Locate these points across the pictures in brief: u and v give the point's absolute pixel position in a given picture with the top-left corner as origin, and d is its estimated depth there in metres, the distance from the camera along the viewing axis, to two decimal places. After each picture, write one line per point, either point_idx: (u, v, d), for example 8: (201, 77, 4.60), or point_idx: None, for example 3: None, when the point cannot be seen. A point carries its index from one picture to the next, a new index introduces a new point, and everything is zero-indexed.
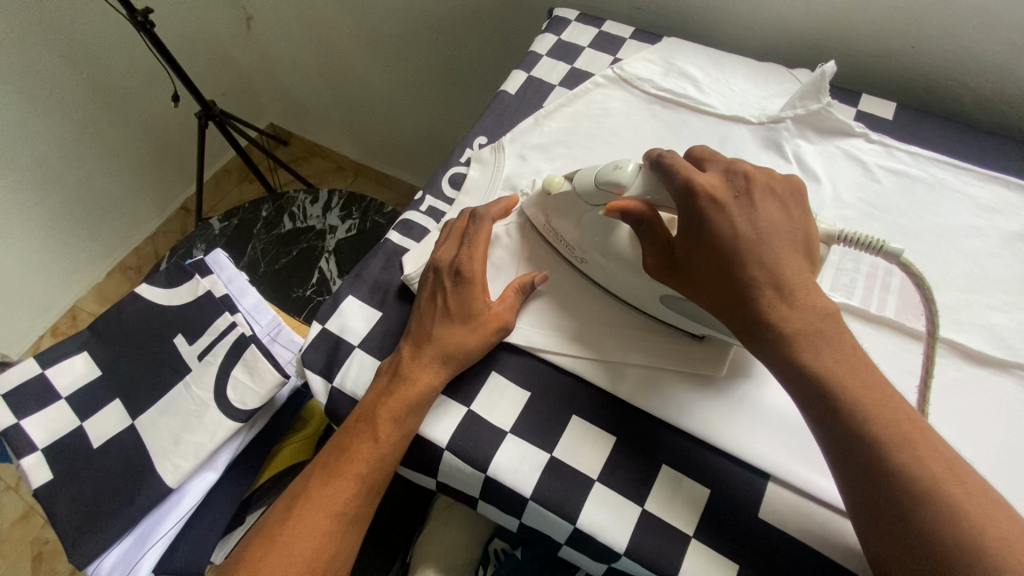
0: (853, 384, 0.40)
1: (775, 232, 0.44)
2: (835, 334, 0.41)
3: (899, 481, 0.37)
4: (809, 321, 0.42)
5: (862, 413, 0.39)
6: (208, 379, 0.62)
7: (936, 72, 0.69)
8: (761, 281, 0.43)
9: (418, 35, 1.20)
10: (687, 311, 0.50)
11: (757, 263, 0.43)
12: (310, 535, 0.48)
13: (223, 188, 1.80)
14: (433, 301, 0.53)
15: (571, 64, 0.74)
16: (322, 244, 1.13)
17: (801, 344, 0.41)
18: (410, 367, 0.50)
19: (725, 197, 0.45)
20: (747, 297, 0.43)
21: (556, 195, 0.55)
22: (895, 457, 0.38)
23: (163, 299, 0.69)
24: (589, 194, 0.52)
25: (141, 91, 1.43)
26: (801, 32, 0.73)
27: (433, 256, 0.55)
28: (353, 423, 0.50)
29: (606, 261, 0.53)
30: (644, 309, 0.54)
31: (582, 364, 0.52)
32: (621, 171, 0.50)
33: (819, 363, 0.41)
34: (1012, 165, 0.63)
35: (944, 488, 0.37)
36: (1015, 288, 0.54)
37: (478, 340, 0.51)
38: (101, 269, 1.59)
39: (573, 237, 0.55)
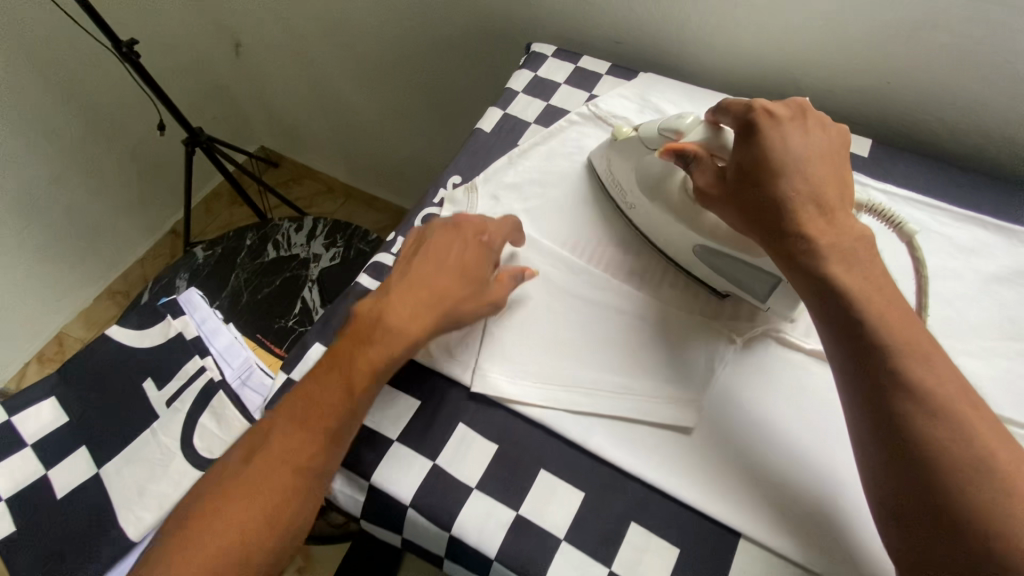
0: (874, 292, 0.44)
1: (822, 160, 0.49)
2: (867, 254, 0.45)
3: (912, 383, 0.40)
4: (845, 238, 0.46)
5: (886, 319, 0.43)
6: (175, 427, 0.61)
7: (911, 109, 0.69)
8: (803, 198, 0.47)
9: (401, 62, 1.20)
10: (712, 264, 0.55)
11: (802, 181, 0.48)
12: (259, 490, 0.45)
13: (214, 212, 1.79)
14: (438, 246, 0.53)
15: (547, 100, 0.74)
16: (305, 273, 1.12)
17: (829, 257, 0.45)
18: (396, 315, 0.50)
19: (781, 118, 0.50)
20: (784, 209, 0.47)
21: (623, 141, 0.61)
22: (909, 368, 0.41)
23: (134, 341, 0.68)
24: (650, 139, 0.57)
25: (129, 118, 1.43)
26: (777, 67, 0.73)
27: (440, 219, 0.56)
28: (329, 367, 0.49)
29: (651, 206, 0.59)
30: (678, 261, 0.59)
31: (555, 414, 0.51)
32: (683, 119, 0.55)
33: (847, 273, 0.45)
34: (989, 203, 0.62)
35: (954, 405, 0.40)
36: (992, 332, 0.53)
37: (462, 303, 0.51)
38: (90, 293, 1.58)
39: (627, 179, 0.61)
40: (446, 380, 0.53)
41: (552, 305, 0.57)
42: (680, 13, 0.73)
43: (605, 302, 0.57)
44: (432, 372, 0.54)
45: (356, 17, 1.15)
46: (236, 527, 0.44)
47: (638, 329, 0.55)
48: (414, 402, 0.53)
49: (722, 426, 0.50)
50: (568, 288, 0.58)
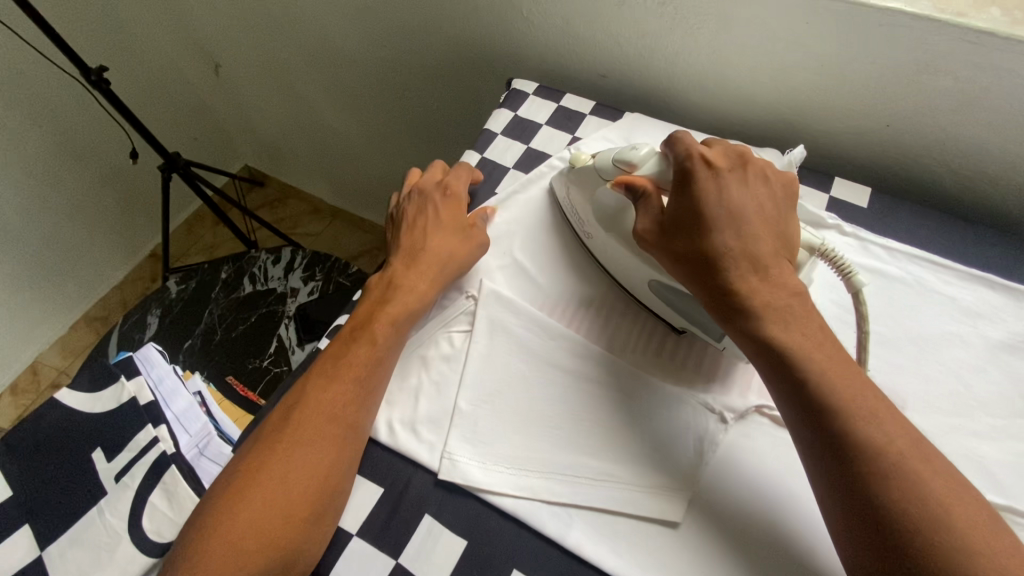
0: (812, 351, 0.42)
1: (754, 208, 0.47)
2: (799, 307, 0.44)
3: (862, 449, 0.38)
4: (780, 295, 0.44)
5: (828, 384, 0.41)
6: (123, 506, 0.56)
7: (912, 156, 0.65)
8: (737, 251, 0.45)
9: (384, 91, 1.10)
10: (667, 298, 0.53)
11: (736, 235, 0.46)
12: (311, 439, 0.46)
13: (197, 234, 1.64)
14: (420, 211, 0.61)
15: (526, 144, 0.70)
16: (282, 309, 1.07)
17: (766, 320, 0.44)
18: (408, 277, 0.56)
19: (721, 165, 0.48)
20: (725, 265, 0.45)
21: (579, 168, 0.58)
22: (856, 429, 0.39)
23: (86, 406, 0.64)
24: (605, 172, 0.54)
25: (103, 139, 1.28)
26: (772, 109, 0.68)
27: (417, 190, 0.63)
28: (349, 333, 0.52)
29: (607, 238, 0.56)
30: (637, 295, 0.57)
31: (531, 506, 0.47)
32: (635, 151, 0.52)
33: (786, 336, 0.43)
34: (996, 260, 0.58)
35: (911, 466, 0.37)
36: (1004, 409, 0.49)
37: (468, 248, 0.58)
38: (64, 322, 1.42)
39: (584, 209, 0.58)
40: (411, 464, 0.50)
41: (531, 377, 0.52)
42: (666, 51, 0.69)
43: (587, 375, 0.53)
44: (393, 454, 0.50)
45: (330, 42, 1.05)
46: (300, 478, 0.44)
47: (623, 405, 0.51)
48: (376, 489, 0.49)
49: (701, 500, 0.47)
50: (548, 359, 0.53)
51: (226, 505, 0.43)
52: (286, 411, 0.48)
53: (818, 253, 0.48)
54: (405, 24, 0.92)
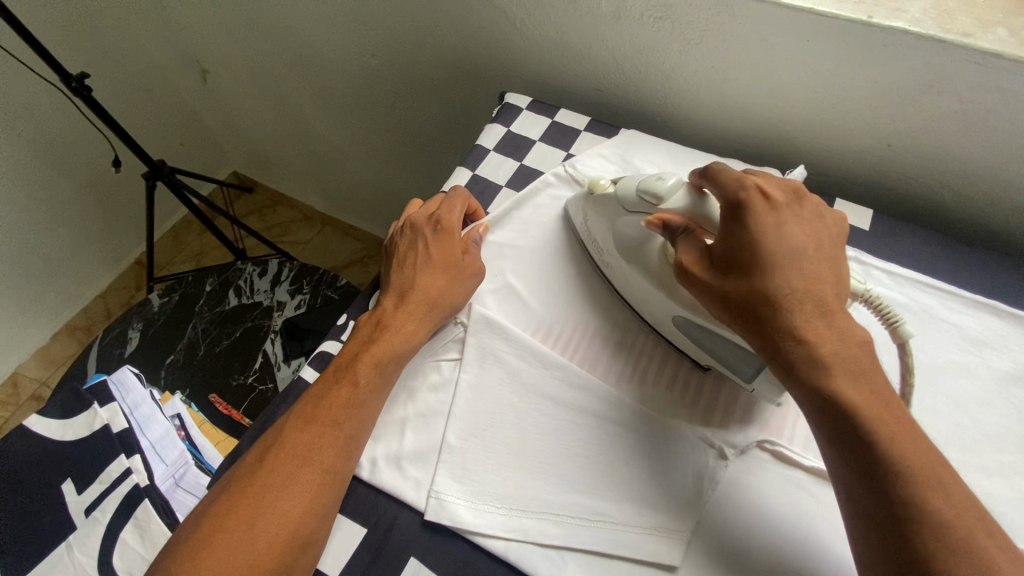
0: (882, 412, 0.39)
1: (811, 252, 0.43)
2: (864, 360, 0.40)
3: (930, 523, 0.36)
4: (845, 347, 0.40)
5: (896, 446, 0.38)
6: (93, 543, 0.53)
7: (913, 177, 0.63)
8: (800, 299, 0.41)
9: (374, 99, 1.08)
10: (692, 335, 0.51)
11: (798, 277, 0.42)
12: (286, 486, 0.43)
13: (183, 240, 1.60)
14: (411, 247, 0.57)
15: (520, 160, 0.69)
16: (268, 323, 1.05)
17: (833, 373, 0.40)
18: (395, 317, 0.52)
19: (774, 202, 0.44)
20: (785, 308, 0.41)
21: (600, 196, 0.55)
22: (923, 498, 0.36)
23: (58, 433, 0.61)
24: (629, 202, 0.52)
25: (85, 146, 1.24)
26: (773, 126, 0.67)
27: (410, 216, 0.59)
28: (333, 371, 0.50)
29: (630, 268, 0.55)
30: (656, 326, 0.55)
31: (522, 549, 0.45)
32: (661, 182, 0.49)
33: (855, 395, 0.39)
34: (1000, 286, 0.56)
35: (975, 541, 0.35)
36: (1012, 444, 0.48)
37: (458, 286, 0.54)
38: (44, 332, 1.38)
39: (605, 238, 0.56)
40: (397, 502, 0.47)
41: (523, 410, 0.50)
42: (663, 65, 0.67)
43: (581, 408, 0.50)
44: (377, 492, 0.48)
45: (320, 49, 1.03)
46: (270, 528, 0.42)
47: (618, 440, 0.49)
48: (360, 529, 0.47)
49: (725, 551, 0.45)
50: (541, 390, 0.51)
51: (194, 555, 0.41)
52: (262, 451, 0.46)
53: (863, 299, 0.46)
54: (395, 34, 0.89)
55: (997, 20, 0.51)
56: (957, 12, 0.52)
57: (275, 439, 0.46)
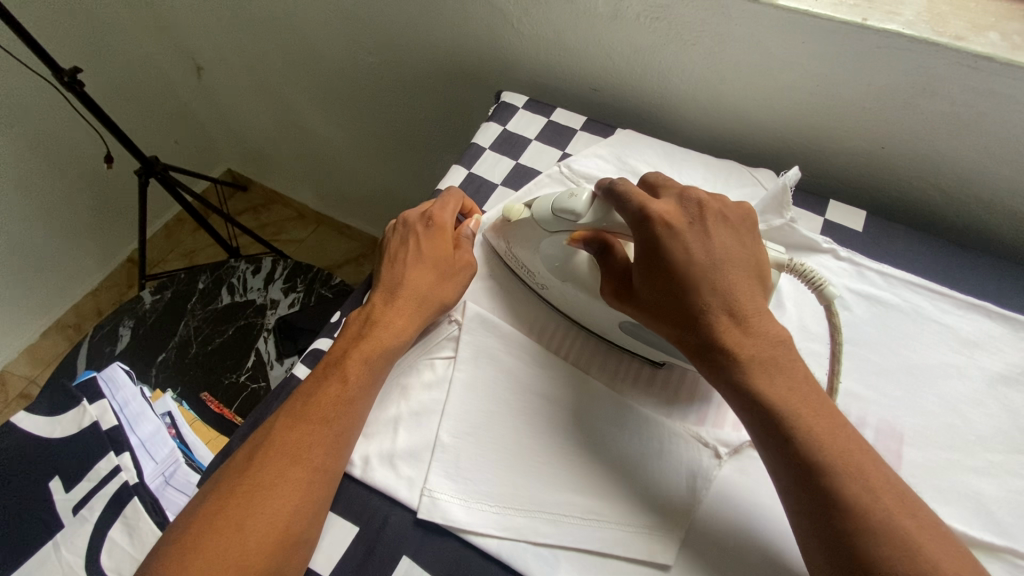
0: (800, 409, 0.40)
1: (729, 258, 0.44)
2: (779, 363, 0.42)
3: (851, 513, 0.37)
4: (763, 347, 0.42)
5: (814, 440, 0.39)
6: (80, 541, 0.53)
7: (906, 179, 0.64)
8: (715, 307, 0.43)
9: (369, 96, 1.07)
10: (639, 336, 0.51)
11: (711, 288, 0.43)
12: (274, 485, 0.43)
13: (176, 239, 1.59)
14: (403, 243, 0.56)
15: (515, 159, 0.69)
16: (261, 321, 1.04)
17: (754, 373, 0.42)
18: (386, 313, 0.52)
19: (678, 222, 0.45)
20: (702, 323, 0.43)
21: (515, 222, 0.55)
22: (842, 486, 0.38)
23: (45, 430, 0.60)
24: (547, 223, 0.52)
25: (76, 142, 1.23)
26: (769, 128, 0.67)
27: (404, 213, 0.59)
28: (322, 369, 0.49)
29: (564, 286, 0.54)
30: (604, 334, 0.55)
31: (515, 548, 0.44)
32: (576, 199, 0.50)
33: (773, 391, 0.41)
34: (990, 287, 0.57)
35: (898, 526, 0.36)
36: (1001, 444, 0.48)
37: (450, 284, 0.54)
38: (33, 330, 1.36)
39: (533, 262, 0.56)
40: (389, 500, 0.47)
41: (520, 409, 0.50)
42: (659, 65, 0.67)
43: (576, 407, 0.51)
44: (369, 489, 0.48)
45: (316, 46, 1.02)
46: (258, 529, 0.41)
47: (614, 438, 0.49)
48: (352, 527, 0.46)
49: (712, 538, 0.45)
50: (537, 389, 0.51)
51: (179, 555, 0.41)
52: (252, 451, 0.45)
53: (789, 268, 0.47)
54: (391, 30, 0.89)
55: (990, 24, 0.52)
56: (950, 15, 0.52)
57: (263, 439, 0.46)
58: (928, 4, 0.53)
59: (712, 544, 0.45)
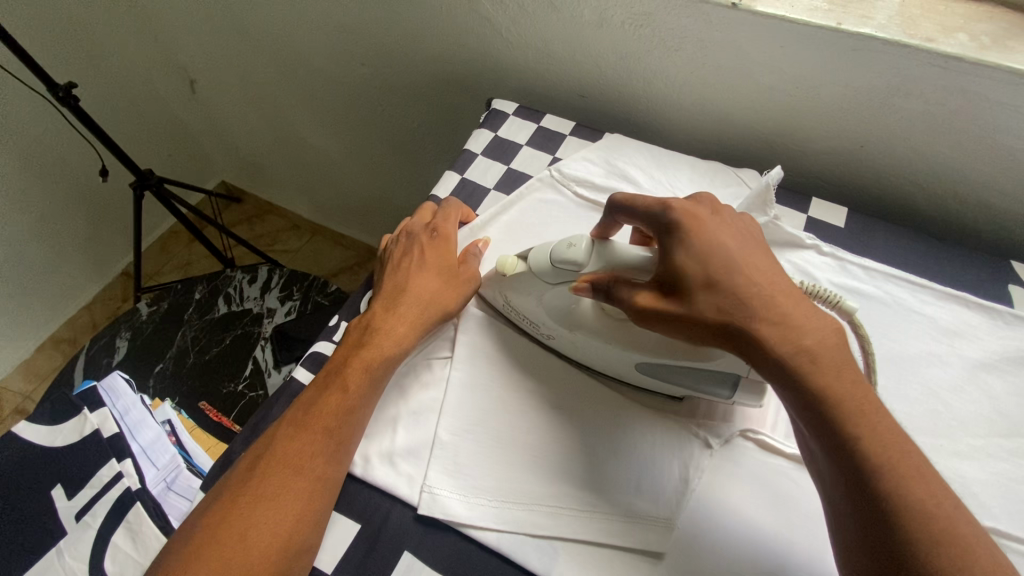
0: (867, 404, 0.36)
1: (762, 250, 0.43)
2: (837, 356, 0.38)
3: (923, 520, 0.33)
4: (827, 337, 0.38)
5: (883, 437, 0.36)
6: (84, 547, 0.53)
7: (886, 176, 0.66)
8: (766, 292, 0.40)
9: (362, 106, 1.09)
10: (658, 375, 0.49)
11: (757, 275, 0.41)
12: (278, 494, 0.44)
13: (171, 251, 1.60)
14: (406, 253, 0.57)
15: (507, 164, 0.70)
16: (258, 330, 1.04)
17: (820, 362, 0.37)
18: (387, 319, 0.53)
19: (706, 213, 0.44)
20: (753, 308, 0.39)
21: (512, 276, 0.51)
22: (912, 490, 0.34)
23: (47, 440, 0.61)
24: (548, 275, 0.48)
25: (71, 156, 1.23)
26: (752, 129, 0.69)
27: (406, 225, 0.61)
28: (324, 376, 0.50)
29: (573, 334, 0.51)
30: (620, 376, 0.52)
31: (514, 541, 0.45)
32: (576, 248, 0.47)
33: (839, 384, 0.37)
34: (968, 278, 0.59)
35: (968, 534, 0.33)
36: (983, 429, 0.50)
37: (453, 291, 0.55)
38: (28, 345, 1.36)
39: (537, 314, 0.52)
40: (389, 497, 0.48)
41: (515, 406, 0.52)
42: (645, 70, 0.69)
43: (571, 402, 0.52)
44: (370, 488, 0.49)
45: (309, 57, 1.04)
46: (263, 537, 0.42)
47: (606, 432, 0.50)
48: (354, 525, 0.47)
49: (706, 526, 0.46)
50: (531, 386, 0.53)
51: (185, 561, 0.41)
52: (254, 460, 0.46)
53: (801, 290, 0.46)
54: (383, 41, 0.91)
55: (959, 25, 0.54)
56: (920, 18, 0.55)
57: (266, 446, 0.46)
58: (899, 9, 0.55)
59: (706, 541, 0.46)
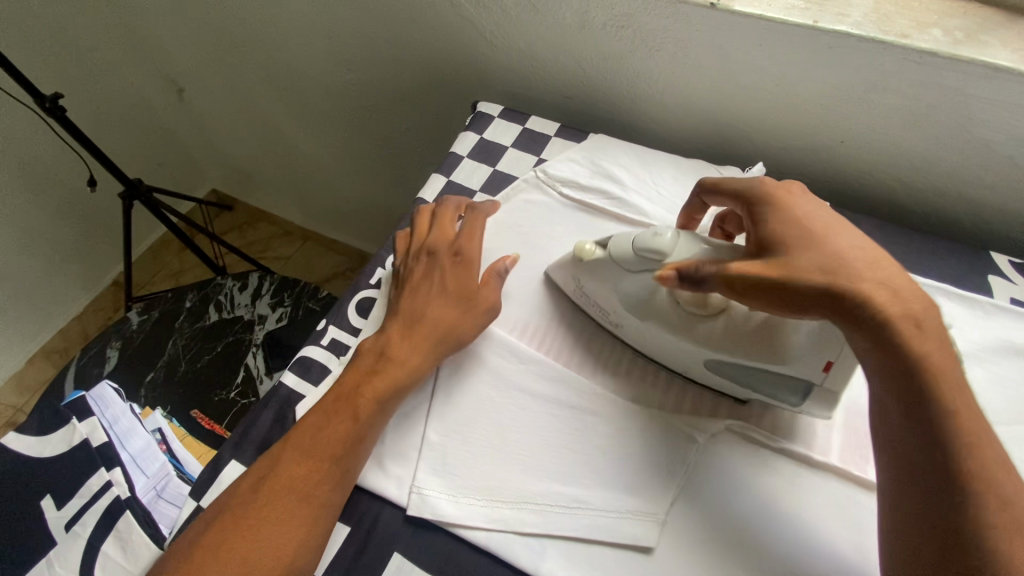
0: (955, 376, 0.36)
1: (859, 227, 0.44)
2: (939, 331, 0.38)
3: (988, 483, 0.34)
4: (929, 310, 0.38)
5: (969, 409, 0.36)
6: (73, 556, 0.53)
7: (866, 172, 0.67)
8: (867, 257, 0.40)
9: (351, 112, 1.09)
10: (729, 374, 0.49)
11: (861, 243, 0.41)
12: (280, 519, 0.43)
13: (161, 260, 1.59)
14: (427, 277, 0.55)
15: (493, 166, 0.71)
16: (249, 337, 1.04)
17: (919, 331, 0.37)
18: (400, 348, 0.51)
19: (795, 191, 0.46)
20: (853, 269, 0.40)
21: (589, 261, 0.53)
22: (984, 458, 0.34)
23: (35, 450, 0.61)
24: (630, 263, 0.50)
25: (58, 167, 1.23)
26: (734, 128, 0.70)
27: (428, 240, 0.58)
28: (333, 401, 0.49)
29: (643, 324, 0.52)
30: (687, 373, 0.53)
31: (505, 540, 0.46)
32: (661, 238, 0.48)
33: (934, 352, 0.37)
34: (948, 269, 0.60)
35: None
36: None
37: (469, 322, 0.53)
38: (19, 357, 1.35)
39: (608, 301, 0.53)
40: (378, 499, 0.48)
41: (503, 404, 0.52)
42: (628, 71, 0.69)
43: (557, 399, 0.52)
44: (360, 491, 0.49)
45: (297, 65, 1.04)
46: (262, 563, 0.41)
47: (595, 429, 0.51)
48: (344, 527, 0.47)
49: (691, 520, 0.46)
50: (518, 385, 0.53)
51: None
52: (256, 481, 0.45)
53: None
54: (370, 47, 0.91)
55: (933, 21, 0.55)
56: (895, 15, 0.56)
57: (270, 469, 0.45)
58: (874, 6, 0.56)
59: (695, 535, 0.46)
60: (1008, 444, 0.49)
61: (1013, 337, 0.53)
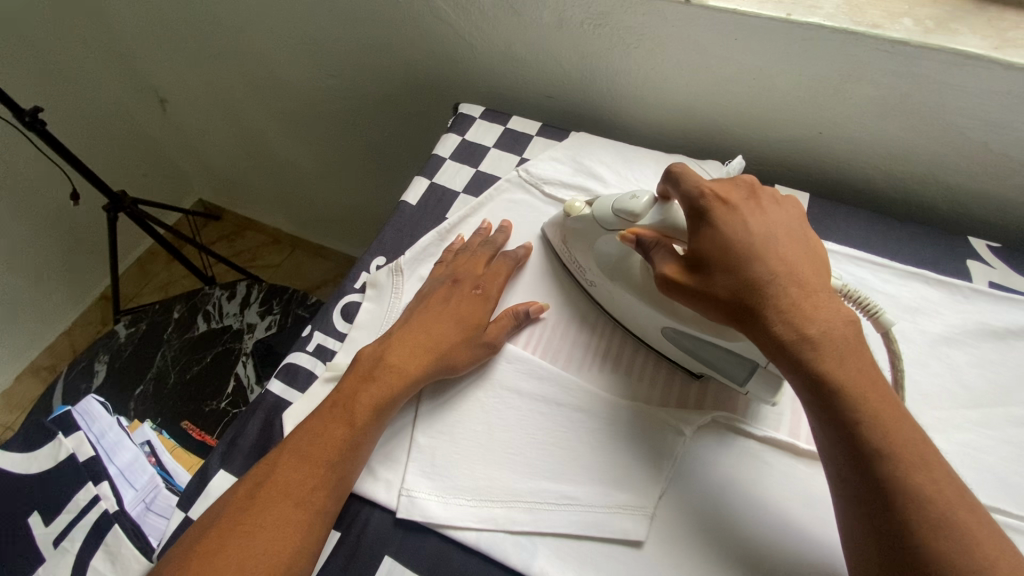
0: (867, 391, 0.39)
1: (786, 237, 0.44)
2: (841, 345, 0.40)
3: (903, 496, 0.36)
4: (834, 326, 0.40)
5: (880, 425, 0.38)
6: (61, 572, 0.52)
7: (844, 162, 0.67)
8: (779, 277, 0.42)
9: (334, 118, 1.09)
10: (682, 345, 0.51)
11: (775, 257, 0.43)
12: (278, 525, 0.43)
13: (149, 272, 1.58)
14: (444, 299, 0.56)
15: (475, 167, 0.71)
16: (239, 346, 1.03)
17: (819, 352, 0.40)
18: (398, 358, 0.51)
19: (734, 197, 0.46)
20: (756, 289, 0.42)
21: (577, 218, 0.56)
22: (900, 471, 0.37)
23: (22, 466, 0.60)
24: (607, 222, 0.53)
25: (40, 181, 1.22)
26: (713, 122, 0.70)
27: (453, 267, 0.60)
28: (330, 408, 0.49)
29: (612, 284, 0.55)
30: (642, 334, 0.55)
31: (494, 538, 0.46)
32: (637, 201, 0.50)
33: (835, 369, 0.39)
34: (927, 255, 0.60)
35: (953, 518, 0.35)
36: (946, 400, 0.51)
37: (466, 346, 0.53)
38: (7, 375, 1.34)
39: (586, 258, 0.57)
40: (368, 503, 0.48)
41: (491, 403, 0.52)
42: (607, 69, 0.70)
43: (545, 395, 0.52)
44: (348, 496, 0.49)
45: (280, 73, 1.04)
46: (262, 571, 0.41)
47: (584, 426, 0.51)
48: (334, 534, 0.47)
49: (679, 512, 0.47)
50: (507, 382, 0.53)
51: None
52: (254, 487, 0.45)
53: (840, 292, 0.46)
54: (350, 51, 0.91)
55: (903, 11, 0.56)
56: (867, 6, 0.56)
57: (268, 474, 0.45)
58: None
59: (682, 528, 0.46)
60: (989, 425, 0.49)
61: (992, 320, 0.54)
